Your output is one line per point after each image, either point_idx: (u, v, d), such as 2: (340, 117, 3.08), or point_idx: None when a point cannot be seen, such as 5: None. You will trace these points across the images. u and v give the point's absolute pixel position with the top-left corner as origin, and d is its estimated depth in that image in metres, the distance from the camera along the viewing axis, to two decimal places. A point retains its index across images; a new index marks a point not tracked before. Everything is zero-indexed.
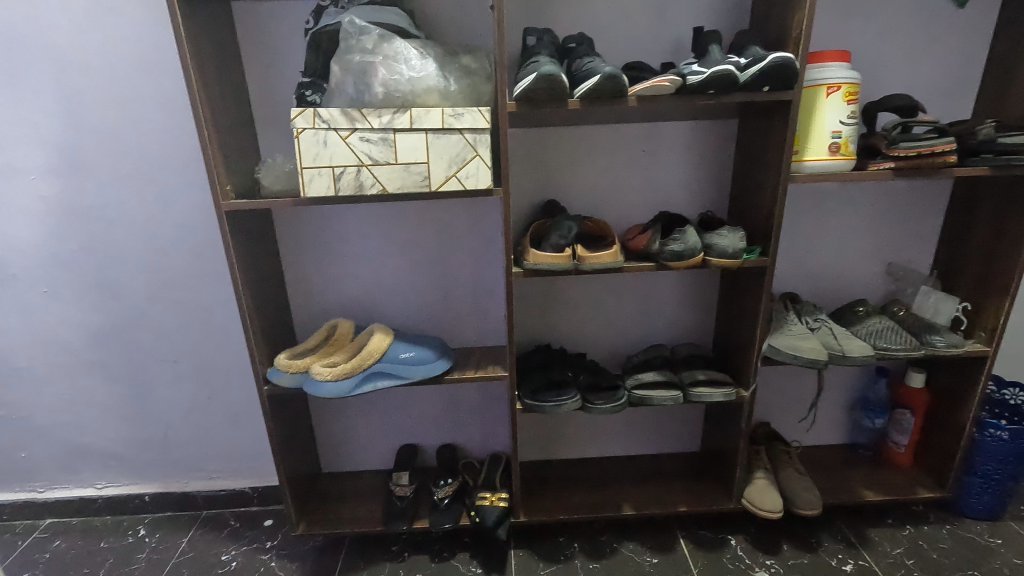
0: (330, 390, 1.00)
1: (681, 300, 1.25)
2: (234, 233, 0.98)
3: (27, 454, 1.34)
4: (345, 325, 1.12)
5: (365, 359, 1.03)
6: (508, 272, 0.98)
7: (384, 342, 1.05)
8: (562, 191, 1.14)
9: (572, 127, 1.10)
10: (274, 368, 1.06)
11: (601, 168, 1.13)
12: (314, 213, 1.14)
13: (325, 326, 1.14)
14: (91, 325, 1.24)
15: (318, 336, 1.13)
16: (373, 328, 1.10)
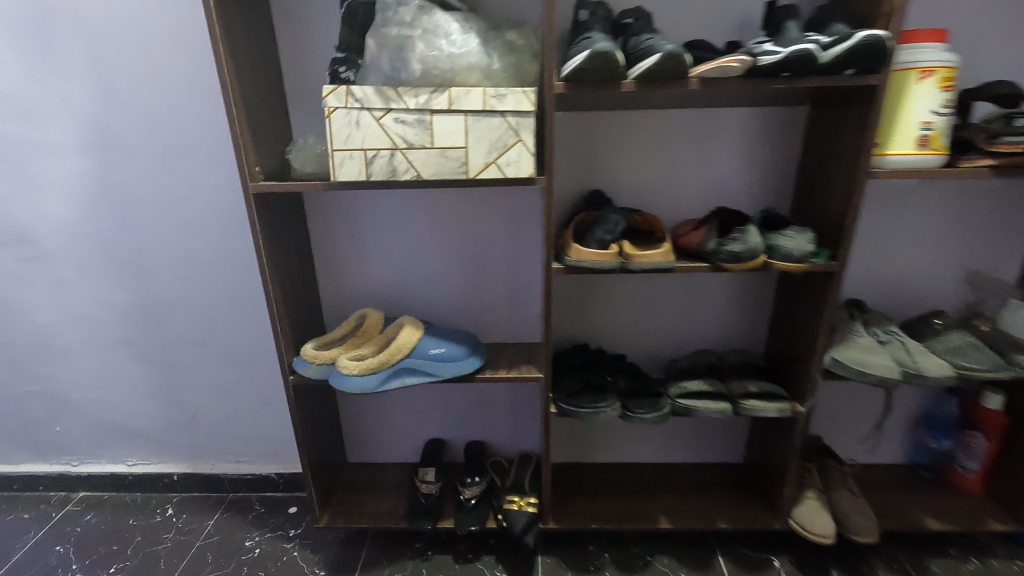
0: (357, 385, 0.95)
1: (733, 303, 1.16)
2: (262, 216, 0.94)
3: (61, 428, 1.35)
4: (374, 316, 1.07)
5: (393, 354, 0.97)
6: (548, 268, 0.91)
7: (413, 336, 0.99)
8: (608, 182, 1.05)
9: (623, 112, 1.01)
10: (300, 357, 1.02)
11: (653, 158, 1.04)
12: (346, 197, 1.09)
13: (354, 316, 1.10)
14: (123, 304, 1.23)
15: (346, 326, 1.08)
16: (404, 319, 1.05)
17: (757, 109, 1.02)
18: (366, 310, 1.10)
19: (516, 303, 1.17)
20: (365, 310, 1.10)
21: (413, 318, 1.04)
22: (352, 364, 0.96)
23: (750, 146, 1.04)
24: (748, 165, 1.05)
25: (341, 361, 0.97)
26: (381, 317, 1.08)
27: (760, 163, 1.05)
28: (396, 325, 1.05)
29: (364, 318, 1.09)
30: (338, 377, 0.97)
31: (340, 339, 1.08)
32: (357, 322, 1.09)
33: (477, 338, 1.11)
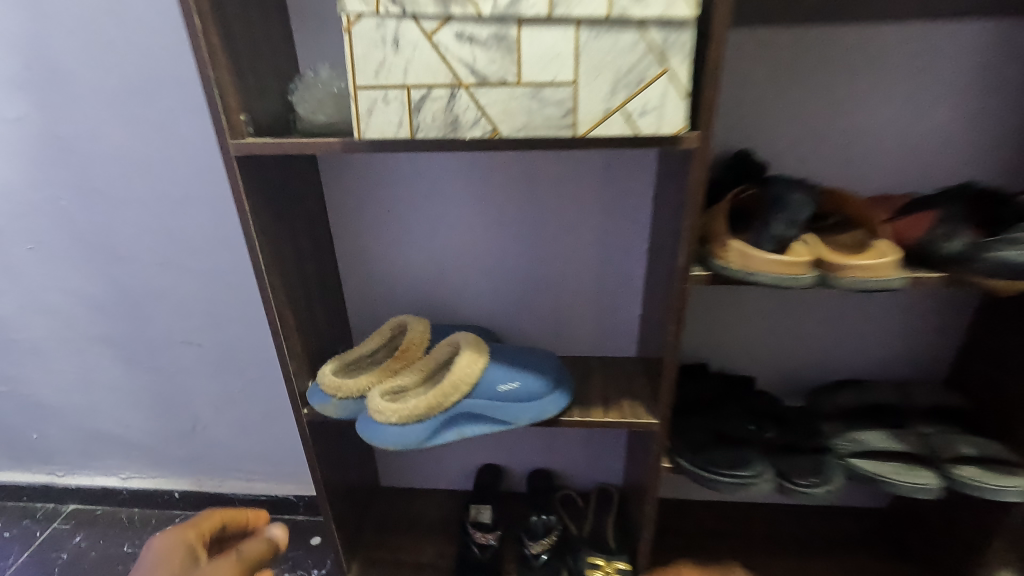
0: (396, 441, 0.66)
1: (920, 315, 0.82)
2: (253, 192, 0.63)
3: (40, 435, 1.12)
4: (414, 327, 0.78)
5: (444, 393, 0.68)
6: (685, 276, 0.59)
7: (472, 365, 0.69)
8: (775, 142, 0.70)
9: (813, 33, 0.65)
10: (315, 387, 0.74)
11: (850, 106, 0.68)
12: (379, 160, 0.78)
13: (388, 324, 0.81)
14: (93, 295, 0.95)
15: (377, 339, 0.80)
16: (456, 336, 0.75)
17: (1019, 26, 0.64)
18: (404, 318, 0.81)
19: (607, 305, 0.86)
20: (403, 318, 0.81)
21: (468, 335, 0.74)
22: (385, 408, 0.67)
23: (1010, 87, 0.66)
24: (1001, 119, 0.67)
25: (370, 402, 0.68)
26: (425, 327, 0.79)
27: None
28: (444, 343, 0.75)
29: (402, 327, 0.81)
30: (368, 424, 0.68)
31: (370, 357, 0.79)
32: (391, 331, 0.81)
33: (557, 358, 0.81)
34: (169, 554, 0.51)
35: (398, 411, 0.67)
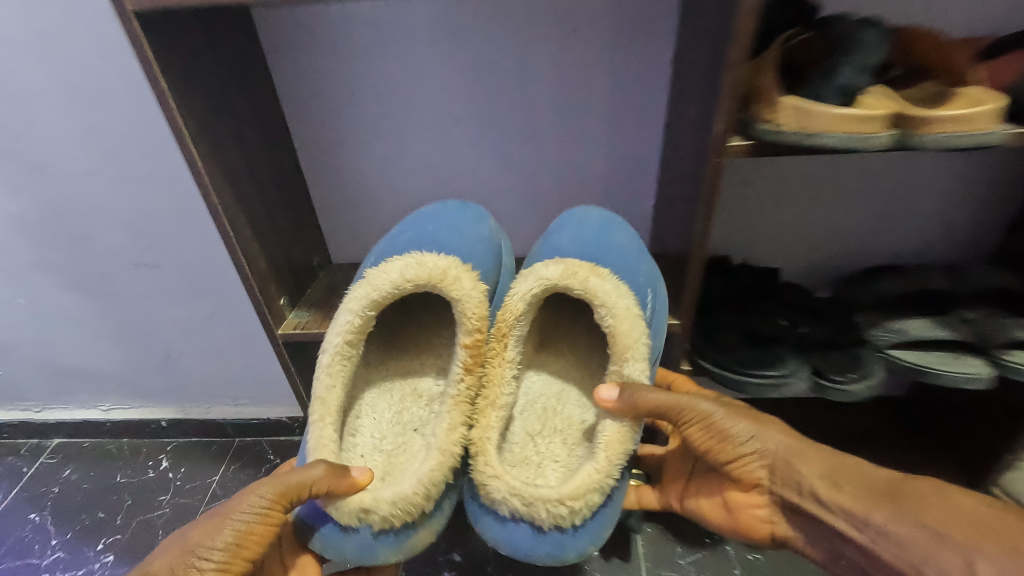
0: (592, 521, 0.53)
1: (975, 189, 0.71)
2: (170, 67, 0.49)
3: (3, 371, 1.03)
4: (470, 295, 0.56)
5: (632, 427, 0.54)
6: (720, 147, 0.48)
7: (636, 357, 0.54)
8: None
9: None
10: (313, 530, 0.54)
11: None
12: (331, 21, 0.64)
13: (400, 277, 0.56)
14: (19, 214, 0.80)
15: (366, 317, 0.56)
16: (549, 283, 0.56)
17: None
18: (395, 274, 0.56)
19: (616, 192, 0.75)
20: (393, 278, 0.56)
21: (577, 267, 0.56)
22: (575, 490, 0.51)
23: None
24: None
25: (548, 495, 0.50)
26: (472, 276, 0.58)
27: None
28: (531, 297, 0.56)
29: (409, 284, 0.56)
30: (554, 528, 0.52)
31: (346, 362, 0.57)
32: (382, 299, 0.56)
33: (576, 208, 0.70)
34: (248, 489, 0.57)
35: (588, 492, 0.51)
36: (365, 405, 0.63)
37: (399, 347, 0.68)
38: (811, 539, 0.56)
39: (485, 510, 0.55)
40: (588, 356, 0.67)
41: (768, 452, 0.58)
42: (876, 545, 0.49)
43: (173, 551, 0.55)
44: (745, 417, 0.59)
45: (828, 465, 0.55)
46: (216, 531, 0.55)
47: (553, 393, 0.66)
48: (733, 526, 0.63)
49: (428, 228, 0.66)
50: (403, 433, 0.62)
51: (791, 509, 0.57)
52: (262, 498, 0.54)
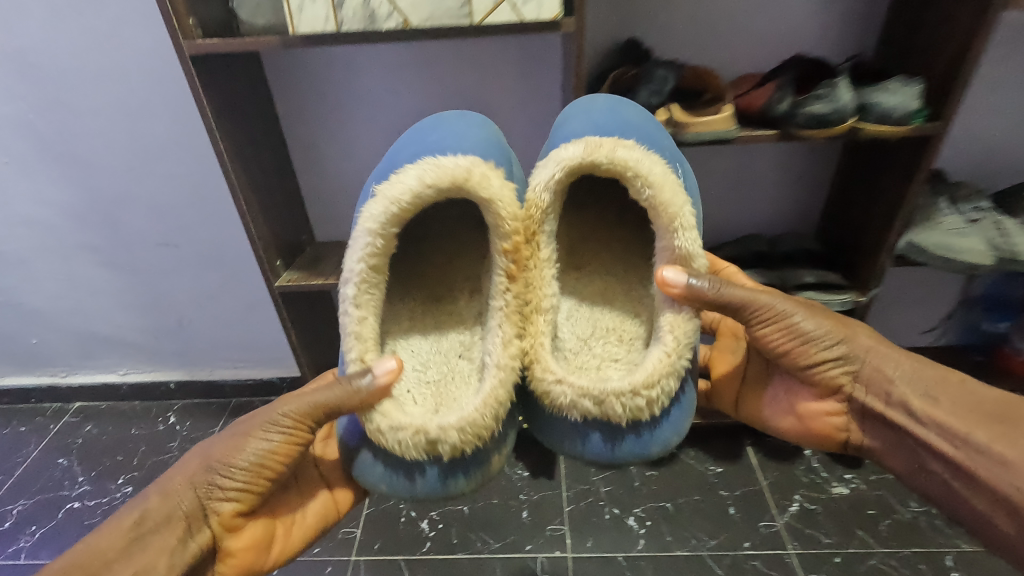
0: (675, 419, 0.55)
1: (789, 176, 0.98)
2: (210, 91, 0.73)
3: (38, 339, 1.24)
4: (500, 194, 0.53)
5: (690, 317, 0.53)
6: None
7: (684, 227, 0.52)
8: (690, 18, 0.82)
9: None
10: (353, 455, 0.56)
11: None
12: (317, 60, 0.89)
13: (422, 188, 0.51)
14: (69, 203, 1.02)
15: (387, 235, 0.52)
16: (574, 161, 0.53)
17: None
18: (413, 180, 0.51)
19: None
20: (409, 185, 0.51)
21: (598, 143, 0.54)
22: (648, 376, 0.51)
23: None
24: (851, 13, 0.82)
25: (620, 387, 0.51)
26: (500, 175, 0.55)
27: (872, 9, 0.81)
28: (553, 181, 0.54)
29: (430, 189, 0.51)
30: (631, 420, 0.53)
31: (372, 290, 0.54)
32: (403, 209, 0.51)
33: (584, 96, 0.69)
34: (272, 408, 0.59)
35: (661, 376, 0.52)
36: (398, 341, 0.61)
37: (420, 280, 0.65)
38: (891, 446, 0.59)
39: (557, 417, 0.55)
40: (630, 263, 0.65)
41: (851, 355, 0.61)
42: (969, 462, 0.52)
43: (197, 465, 0.59)
44: (826, 320, 0.62)
45: (906, 364, 0.59)
46: (237, 446, 0.58)
47: (598, 294, 0.64)
48: (803, 430, 0.66)
49: (429, 135, 0.59)
50: (444, 354, 0.61)
51: (872, 415, 0.60)
52: (285, 417, 0.58)
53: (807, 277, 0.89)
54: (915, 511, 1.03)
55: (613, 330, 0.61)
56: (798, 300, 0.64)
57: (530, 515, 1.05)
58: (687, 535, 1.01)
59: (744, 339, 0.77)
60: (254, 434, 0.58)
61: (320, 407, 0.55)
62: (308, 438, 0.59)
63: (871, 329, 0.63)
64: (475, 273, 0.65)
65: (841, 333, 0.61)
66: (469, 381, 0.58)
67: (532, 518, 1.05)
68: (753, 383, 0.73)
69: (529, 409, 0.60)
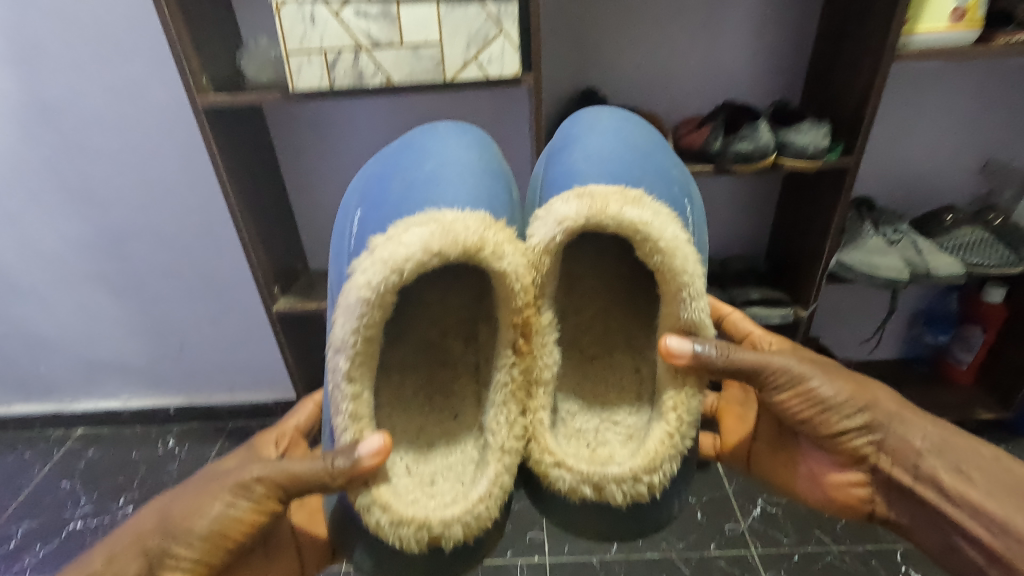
0: (674, 493, 0.54)
1: (738, 206, 1.10)
2: (219, 137, 0.84)
3: (46, 367, 1.32)
4: (513, 265, 0.49)
5: (694, 393, 0.52)
6: None
7: (694, 297, 0.50)
8: (639, 70, 0.94)
9: None
10: (345, 529, 0.52)
11: (676, 52, 0.93)
12: (312, 109, 1.00)
13: (421, 250, 0.45)
14: (84, 237, 1.12)
15: (387, 301, 0.46)
16: (573, 222, 0.51)
17: None
18: (417, 245, 0.45)
19: None
20: (413, 250, 0.45)
21: (604, 201, 0.51)
22: (650, 461, 0.49)
23: (784, 42, 0.93)
24: (776, 65, 0.95)
25: (620, 473, 0.49)
26: (512, 241, 0.50)
27: (794, 61, 0.94)
28: (553, 243, 0.51)
29: (437, 256, 0.46)
30: (632, 505, 0.51)
31: (365, 361, 0.47)
32: (404, 275, 0.45)
33: (585, 124, 0.68)
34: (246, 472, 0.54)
35: (663, 460, 0.50)
36: (386, 401, 0.56)
37: (406, 327, 0.61)
38: (918, 525, 0.58)
39: (555, 498, 0.53)
40: (633, 307, 0.63)
41: (873, 425, 0.59)
42: (1007, 551, 0.50)
43: (153, 521, 0.54)
44: (846, 385, 0.60)
45: (934, 434, 0.58)
46: (206, 514, 0.53)
47: (597, 342, 0.63)
48: (826, 500, 0.66)
49: (419, 176, 0.57)
50: (432, 417, 0.58)
51: (897, 489, 0.59)
52: (256, 484, 0.53)
53: (753, 293, 1.00)
54: None
55: (612, 386, 0.61)
56: (814, 362, 0.62)
57: (511, 524, 1.12)
58: (657, 538, 1.08)
59: (752, 393, 0.79)
60: (220, 498, 0.53)
61: (303, 480, 0.51)
62: (278, 509, 0.54)
63: (892, 391, 0.61)
64: (469, 318, 0.61)
65: (863, 400, 0.59)
66: (468, 464, 0.54)
67: (513, 526, 1.11)
68: (770, 442, 0.74)
69: (527, 483, 0.57)
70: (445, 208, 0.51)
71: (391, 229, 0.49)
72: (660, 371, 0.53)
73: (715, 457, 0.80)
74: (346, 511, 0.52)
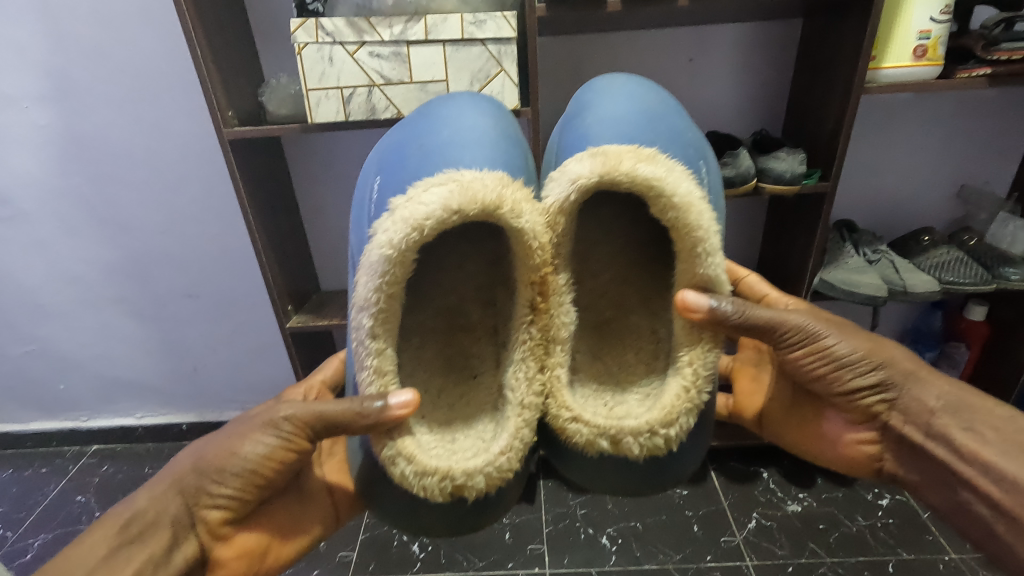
0: (693, 444, 0.56)
1: (726, 228, 1.16)
2: (242, 166, 0.91)
3: (66, 385, 1.37)
4: (531, 224, 0.50)
5: (711, 347, 0.52)
6: None
7: (711, 253, 0.50)
8: None
9: (635, 33, 0.96)
10: (373, 475, 0.55)
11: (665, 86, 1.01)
12: (326, 140, 1.08)
13: (439, 210, 0.46)
14: (109, 260, 1.18)
15: (406, 257, 0.47)
16: (587, 180, 0.51)
17: (762, 24, 0.96)
18: (437, 203, 0.47)
19: None
20: (433, 208, 0.46)
21: (617, 159, 0.50)
22: (666, 415, 0.50)
23: (764, 77, 1.00)
24: (757, 98, 1.02)
25: (637, 426, 0.50)
26: (529, 200, 0.51)
27: (773, 94, 1.01)
28: (567, 203, 0.52)
29: (456, 215, 0.47)
30: (649, 457, 0.53)
31: (387, 316, 0.49)
32: (424, 233, 0.47)
33: (597, 91, 0.70)
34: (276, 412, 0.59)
35: (680, 414, 0.51)
36: (407, 358, 0.60)
37: (426, 291, 0.63)
38: (929, 483, 0.59)
39: (574, 452, 0.55)
40: (649, 271, 0.64)
41: (887, 383, 0.60)
42: (1014, 507, 0.51)
43: (185, 463, 0.59)
44: (864, 344, 0.60)
45: (949, 393, 0.58)
46: (238, 453, 0.58)
47: (613, 305, 0.64)
48: (838, 460, 0.68)
49: (439, 141, 0.60)
50: (453, 378, 0.61)
51: (909, 448, 0.60)
52: (286, 422, 0.58)
53: None
54: (861, 524, 1.13)
55: (629, 347, 0.62)
56: (830, 321, 0.62)
57: (512, 536, 1.15)
58: (653, 550, 1.10)
59: (766, 354, 0.79)
60: (251, 436, 0.58)
61: (328, 421, 0.54)
62: (306, 447, 0.58)
63: (908, 350, 0.62)
64: (485, 283, 0.63)
65: (879, 358, 0.60)
66: (489, 427, 0.56)
67: (513, 539, 1.14)
68: (782, 405, 0.74)
69: (545, 439, 0.60)
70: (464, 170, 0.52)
71: (412, 190, 0.50)
72: (675, 327, 0.53)
73: (728, 417, 0.82)
74: (370, 466, 0.54)
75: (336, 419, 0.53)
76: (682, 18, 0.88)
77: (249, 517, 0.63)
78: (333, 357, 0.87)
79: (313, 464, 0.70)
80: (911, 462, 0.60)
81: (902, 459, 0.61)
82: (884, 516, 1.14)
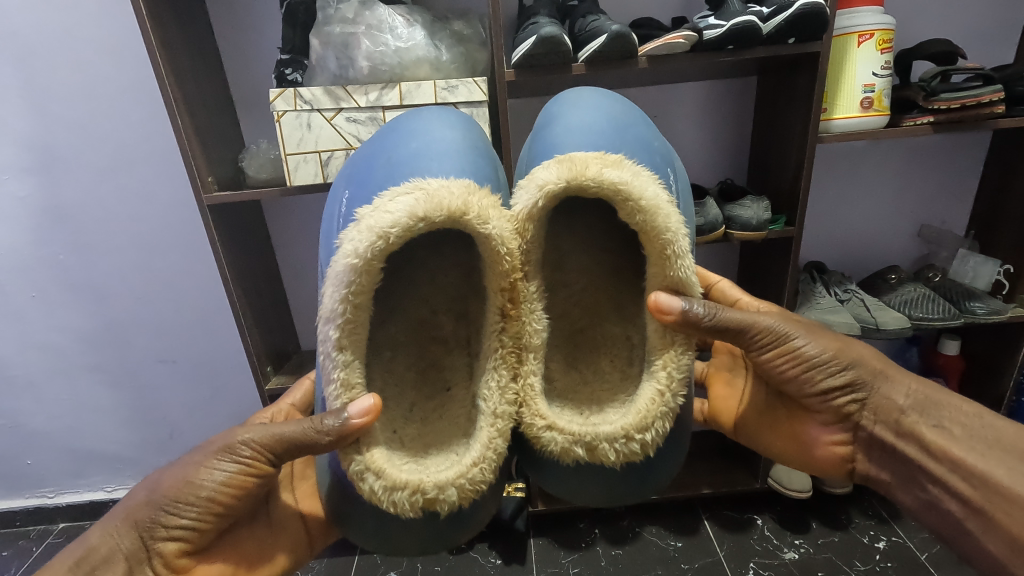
0: (669, 448, 0.56)
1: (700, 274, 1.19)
2: (222, 230, 0.92)
3: (33, 460, 1.31)
4: (498, 230, 0.50)
5: (684, 350, 0.52)
6: None
7: (680, 256, 0.50)
8: None
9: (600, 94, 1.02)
10: (344, 493, 0.53)
11: None
12: (305, 202, 1.10)
13: (405, 218, 0.47)
14: (85, 328, 1.16)
15: (374, 266, 0.47)
16: (554, 186, 0.51)
17: (718, 83, 1.02)
18: (402, 211, 0.47)
19: None
20: (399, 216, 0.47)
21: (583, 167, 0.51)
22: (641, 420, 0.49)
23: (726, 129, 1.05)
24: (719, 149, 1.07)
25: (611, 432, 0.50)
26: (497, 207, 0.52)
27: (735, 145, 1.07)
28: (534, 209, 0.53)
29: (422, 222, 0.47)
30: (624, 463, 0.52)
31: (352, 328, 0.48)
32: (390, 241, 0.47)
33: (566, 102, 0.72)
34: (235, 433, 0.57)
35: (655, 419, 0.50)
36: (378, 373, 0.59)
37: (399, 301, 0.63)
38: (898, 481, 0.58)
39: (548, 461, 0.54)
40: (620, 278, 0.65)
41: (858, 383, 0.60)
42: (987, 502, 0.50)
43: (143, 495, 0.57)
44: (831, 344, 0.60)
45: (916, 392, 0.58)
46: (194, 480, 0.56)
47: (587, 313, 0.65)
48: (811, 465, 0.67)
49: (407, 153, 0.61)
50: (426, 390, 0.60)
51: (879, 449, 0.59)
52: (244, 446, 0.56)
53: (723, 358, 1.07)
54: (860, 570, 1.10)
55: (602, 354, 0.62)
56: (799, 323, 0.63)
57: None
58: None
59: (740, 357, 0.79)
60: (208, 464, 0.56)
61: (291, 441, 0.53)
62: (267, 471, 0.57)
63: (875, 349, 0.61)
64: (460, 294, 0.64)
65: (848, 359, 0.60)
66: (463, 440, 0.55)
67: None
68: (757, 409, 0.73)
69: (518, 448, 0.60)
70: (432, 179, 0.53)
71: (378, 201, 0.50)
72: (648, 332, 0.53)
73: (704, 422, 0.82)
74: (341, 486, 0.53)
75: (300, 438, 0.52)
76: (643, 79, 0.94)
77: (211, 549, 0.60)
78: (304, 381, 0.86)
79: (284, 490, 0.68)
80: (881, 462, 0.60)
81: (873, 460, 0.60)
82: (882, 560, 1.11)
